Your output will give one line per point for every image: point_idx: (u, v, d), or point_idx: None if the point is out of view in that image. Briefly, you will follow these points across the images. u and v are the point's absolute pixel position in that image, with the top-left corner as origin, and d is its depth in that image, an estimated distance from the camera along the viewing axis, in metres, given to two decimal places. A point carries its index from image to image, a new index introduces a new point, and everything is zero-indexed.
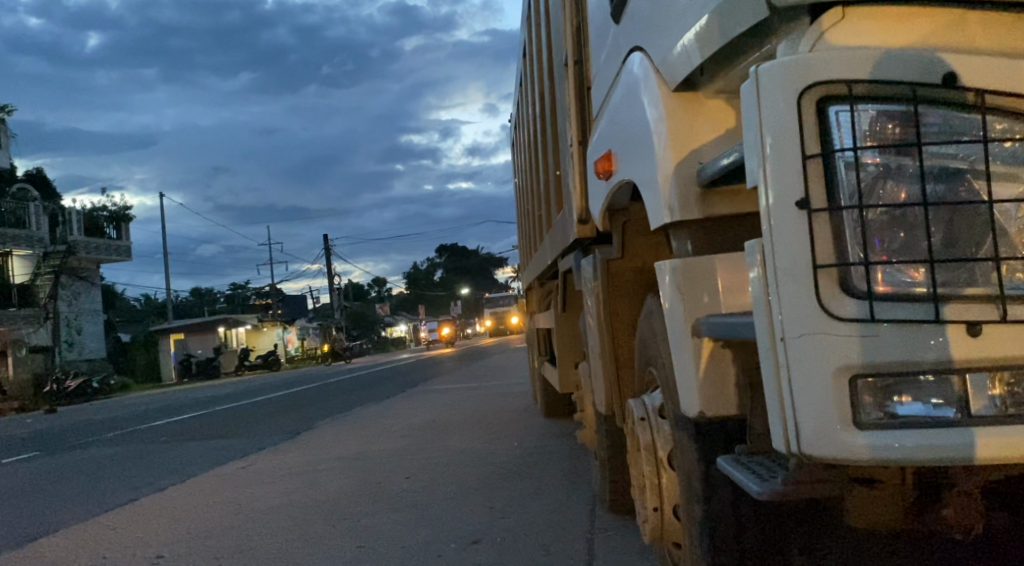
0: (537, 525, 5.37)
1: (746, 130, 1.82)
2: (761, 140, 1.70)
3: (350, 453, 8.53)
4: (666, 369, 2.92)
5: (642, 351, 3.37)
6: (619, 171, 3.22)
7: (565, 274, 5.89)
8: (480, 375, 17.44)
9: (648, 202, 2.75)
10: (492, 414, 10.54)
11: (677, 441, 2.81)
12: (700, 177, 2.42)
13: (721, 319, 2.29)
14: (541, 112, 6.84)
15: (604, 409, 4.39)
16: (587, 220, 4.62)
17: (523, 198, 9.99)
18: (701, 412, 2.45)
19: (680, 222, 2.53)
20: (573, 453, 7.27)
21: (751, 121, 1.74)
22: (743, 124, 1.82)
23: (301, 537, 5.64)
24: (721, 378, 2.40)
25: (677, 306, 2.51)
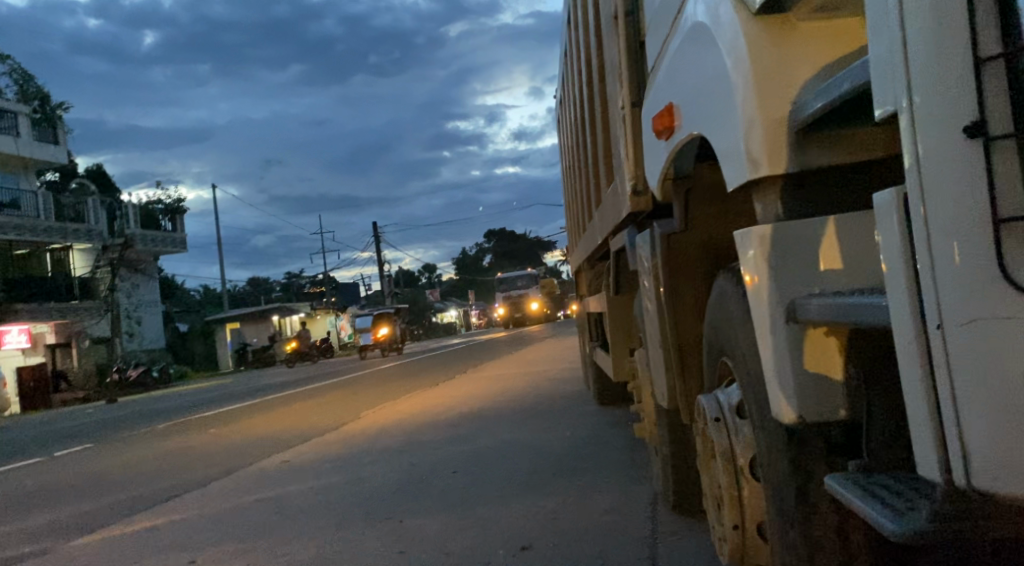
0: (592, 528, 4.92)
1: (879, 47, 1.38)
2: (908, 53, 1.27)
3: (397, 446, 8.18)
4: (746, 362, 2.43)
5: (713, 338, 2.88)
6: (684, 127, 2.70)
7: (617, 254, 5.37)
8: (533, 360, 17.10)
9: (725, 159, 2.22)
10: (543, 402, 10.04)
11: (763, 451, 2.32)
12: (796, 118, 1.91)
13: (831, 301, 1.79)
14: (587, 81, 6.32)
15: (666, 403, 3.90)
16: (642, 191, 4.11)
17: (571, 177, 9.50)
18: (800, 418, 1.95)
19: (769, 178, 2.01)
20: (630, 446, 6.79)
21: (892, 30, 1.30)
22: (874, 40, 1.38)
23: (341, 540, 5.26)
24: (824, 375, 1.91)
25: (765, 282, 2.01)
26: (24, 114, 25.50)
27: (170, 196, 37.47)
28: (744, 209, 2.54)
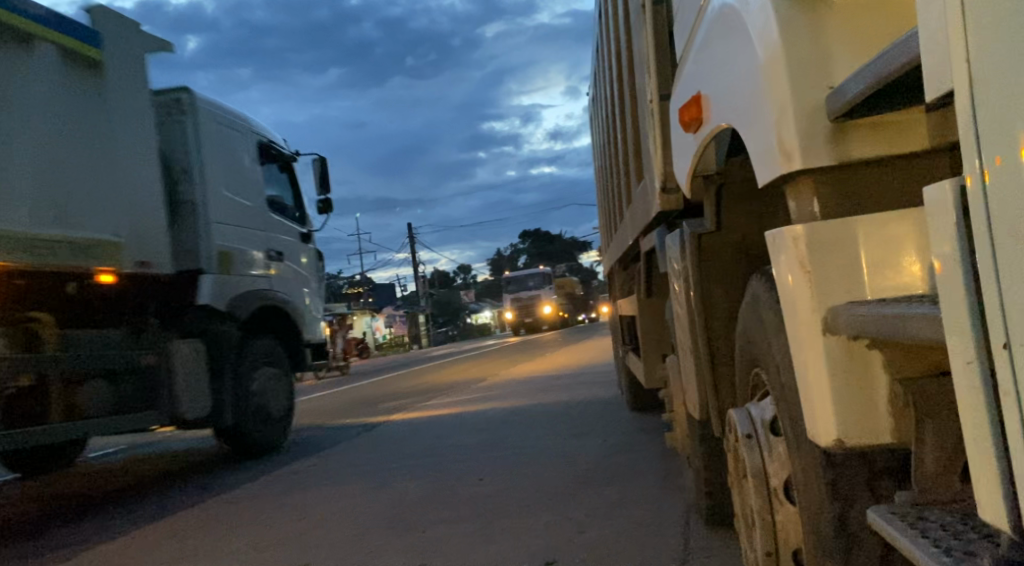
0: (621, 543, 4.69)
1: (927, 22, 1.19)
2: (972, 23, 1.08)
3: (425, 450, 8.03)
4: (780, 374, 2.23)
5: (746, 348, 2.68)
6: (712, 119, 2.50)
7: (648, 256, 5.16)
8: (567, 362, 16.82)
9: (755, 152, 2.02)
10: (576, 407, 9.81)
11: (800, 472, 2.12)
12: (831, 103, 1.70)
13: (875, 310, 1.58)
14: (618, 78, 6.14)
15: (698, 414, 3.70)
16: (671, 188, 3.91)
17: (603, 175, 9.28)
18: (839, 441, 1.73)
19: (801, 172, 1.80)
20: (663, 455, 6.57)
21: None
22: (923, 12, 1.20)
23: (362, 548, 5.12)
24: (865, 394, 1.70)
25: (798, 286, 1.79)
26: None
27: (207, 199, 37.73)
28: (776, 205, 2.35)
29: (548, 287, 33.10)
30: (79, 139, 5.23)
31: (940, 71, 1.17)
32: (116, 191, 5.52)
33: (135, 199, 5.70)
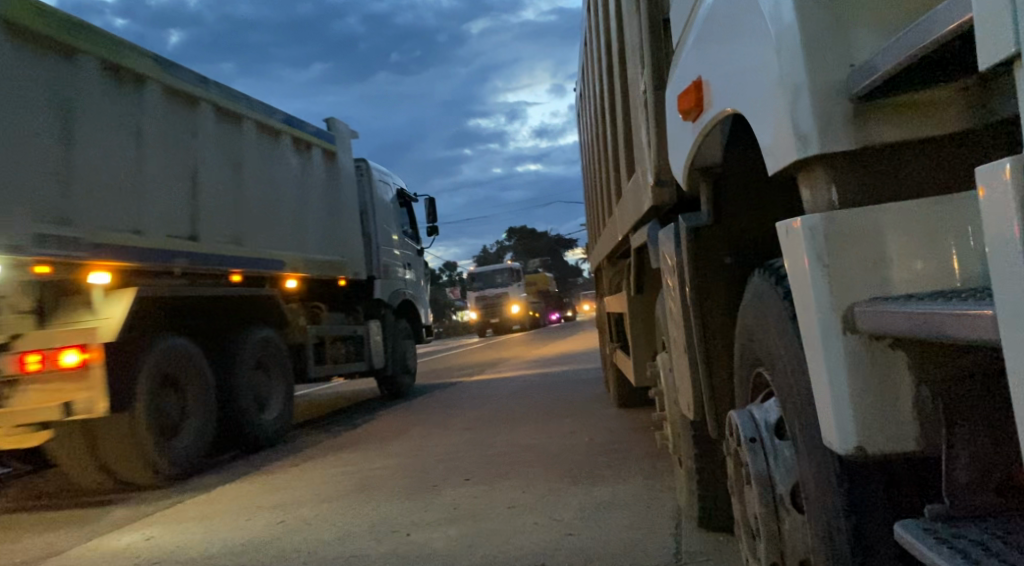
0: (611, 548, 4.55)
1: None
2: None
3: (409, 449, 7.88)
4: (788, 376, 2.09)
5: (747, 345, 2.55)
6: (715, 104, 2.36)
7: (638, 251, 5.02)
8: (551, 359, 16.70)
9: (764, 137, 1.87)
10: (561, 405, 9.67)
11: (810, 480, 1.99)
12: (854, 81, 1.57)
13: (905, 306, 1.45)
14: (607, 70, 5.98)
15: (692, 414, 3.56)
16: (664, 182, 3.77)
17: (590, 170, 9.14)
18: (859, 448, 1.60)
19: (819, 158, 1.66)
20: (651, 455, 6.46)
21: None
22: None
23: (345, 552, 4.96)
24: (888, 398, 1.56)
25: (814, 282, 1.65)
26: None
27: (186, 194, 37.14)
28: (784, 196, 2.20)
29: (515, 284, 31.78)
30: (264, 197, 8.00)
31: (1008, 30, 1.04)
32: (285, 230, 8.36)
33: (289, 227, 8.44)
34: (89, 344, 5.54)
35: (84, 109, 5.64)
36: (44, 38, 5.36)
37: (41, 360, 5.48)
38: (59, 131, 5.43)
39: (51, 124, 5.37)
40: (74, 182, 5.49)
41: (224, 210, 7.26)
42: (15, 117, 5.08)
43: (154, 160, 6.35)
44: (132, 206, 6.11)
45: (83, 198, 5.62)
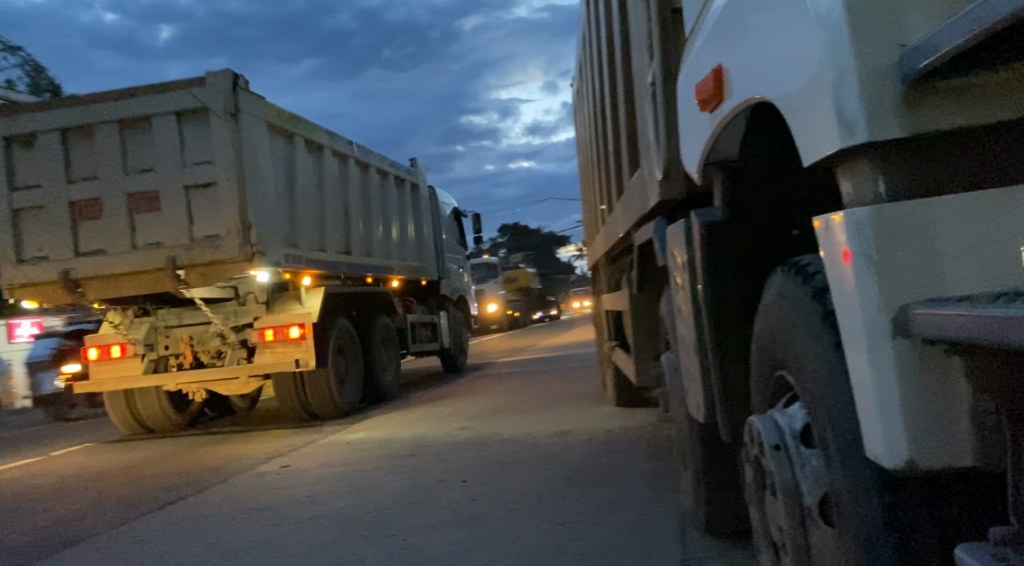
0: (615, 553, 4.42)
1: None
2: None
3: (405, 450, 7.76)
4: (819, 383, 1.97)
5: (768, 348, 2.43)
6: (736, 94, 2.23)
7: (642, 249, 4.89)
8: (545, 355, 16.61)
9: (798, 125, 1.75)
10: (558, 403, 9.58)
11: (841, 494, 1.87)
12: (907, 66, 1.45)
13: (964, 309, 1.33)
14: (608, 64, 5.85)
15: (702, 417, 3.40)
16: (672, 177, 3.63)
17: (587, 167, 9.02)
18: (909, 463, 1.48)
19: (863, 149, 1.55)
20: (652, 456, 6.36)
21: None
22: None
23: (342, 557, 4.84)
24: (946, 410, 1.44)
25: (858, 283, 1.54)
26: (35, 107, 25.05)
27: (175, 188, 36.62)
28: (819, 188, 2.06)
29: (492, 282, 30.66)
30: (343, 214, 9.79)
31: None
32: (371, 240, 10.64)
33: (362, 238, 10.29)
34: (306, 323, 8.30)
35: (240, 145, 7.47)
36: (277, 126, 8.20)
37: (273, 334, 8.25)
38: (266, 180, 7.79)
39: (273, 182, 7.99)
40: (279, 213, 8.14)
41: (313, 224, 8.94)
42: (253, 169, 7.53)
43: (274, 181, 8.04)
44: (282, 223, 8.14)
45: (274, 220, 7.88)
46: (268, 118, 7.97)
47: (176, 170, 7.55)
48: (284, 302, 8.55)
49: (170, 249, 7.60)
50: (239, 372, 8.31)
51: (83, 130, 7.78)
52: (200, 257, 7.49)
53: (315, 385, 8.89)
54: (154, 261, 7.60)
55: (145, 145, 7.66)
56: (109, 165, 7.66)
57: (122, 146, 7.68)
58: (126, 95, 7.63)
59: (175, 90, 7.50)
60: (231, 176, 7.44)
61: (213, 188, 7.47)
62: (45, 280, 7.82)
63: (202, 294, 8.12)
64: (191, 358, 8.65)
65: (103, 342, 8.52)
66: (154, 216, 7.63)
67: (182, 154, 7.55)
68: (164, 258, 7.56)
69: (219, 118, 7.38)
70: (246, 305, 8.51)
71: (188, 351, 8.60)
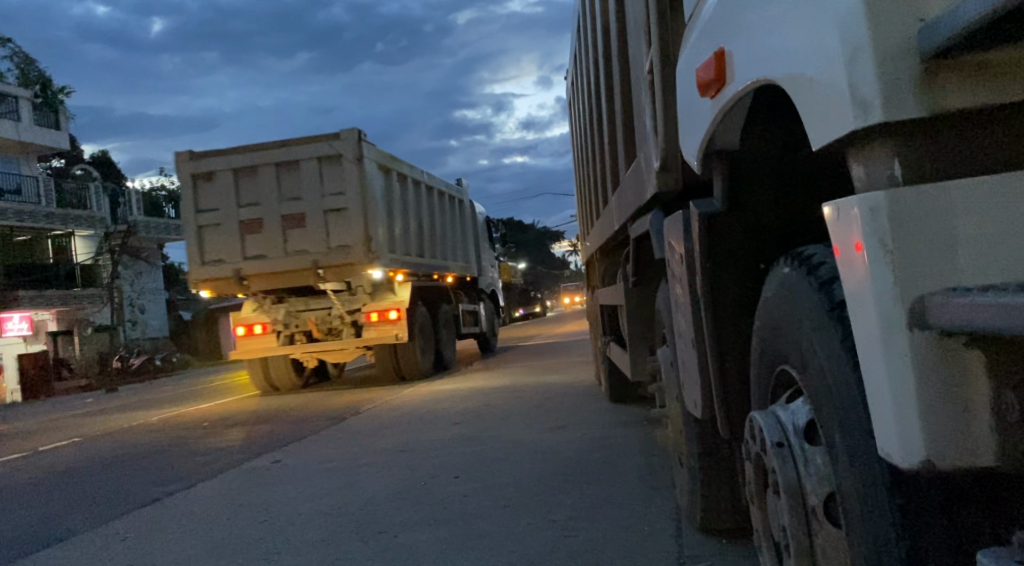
0: (610, 550, 4.34)
1: None
2: None
3: (397, 445, 7.68)
4: (825, 376, 1.89)
5: (769, 341, 2.35)
6: (739, 77, 2.15)
7: (638, 242, 4.80)
8: (538, 349, 16.54)
9: (807, 106, 1.67)
10: (551, 398, 9.51)
11: (849, 492, 1.79)
12: (926, 40, 1.37)
13: (987, 297, 1.25)
14: (603, 54, 5.74)
15: (700, 412, 3.32)
16: (670, 167, 3.55)
17: (581, 160, 8.93)
18: (925, 460, 1.41)
19: (877, 130, 1.46)
20: (646, 451, 6.30)
21: None
22: None
23: (330, 555, 4.75)
24: (962, 406, 1.38)
25: (871, 272, 1.46)
26: (24, 98, 24.80)
27: (167, 182, 36.34)
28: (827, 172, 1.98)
29: None
30: (432, 229, 13.91)
31: None
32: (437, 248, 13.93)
33: (434, 246, 13.80)
34: (401, 308, 11.32)
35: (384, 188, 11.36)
36: (385, 166, 11.48)
37: (377, 316, 11.34)
38: (380, 205, 11.09)
39: (386, 204, 11.45)
40: (387, 227, 11.37)
41: (421, 240, 13.06)
42: (374, 201, 10.84)
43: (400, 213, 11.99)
44: (405, 238, 12.18)
45: (384, 234, 11.10)
46: (379, 163, 11.24)
47: (318, 200, 10.78)
48: (383, 292, 11.54)
49: (313, 255, 10.84)
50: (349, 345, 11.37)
51: (249, 169, 10.99)
52: (335, 260, 10.78)
53: (402, 352, 11.90)
54: (302, 263, 10.84)
55: (294, 181, 10.89)
56: (269, 195, 10.92)
57: (278, 182, 10.97)
58: (280, 146, 10.85)
59: (315, 143, 10.73)
60: (358, 204, 10.65)
61: (345, 212, 10.71)
62: (221, 276, 11.07)
63: (330, 285, 11.25)
64: (315, 333, 11.82)
65: (248, 322, 11.52)
66: (299, 231, 10.88)
67: (322, 187, 10.80)
68: (309, 261, 10.79)
69: (350, 163, 10.64)
70: (355, 294, 11.52)
71: (312, 328, 11.70)
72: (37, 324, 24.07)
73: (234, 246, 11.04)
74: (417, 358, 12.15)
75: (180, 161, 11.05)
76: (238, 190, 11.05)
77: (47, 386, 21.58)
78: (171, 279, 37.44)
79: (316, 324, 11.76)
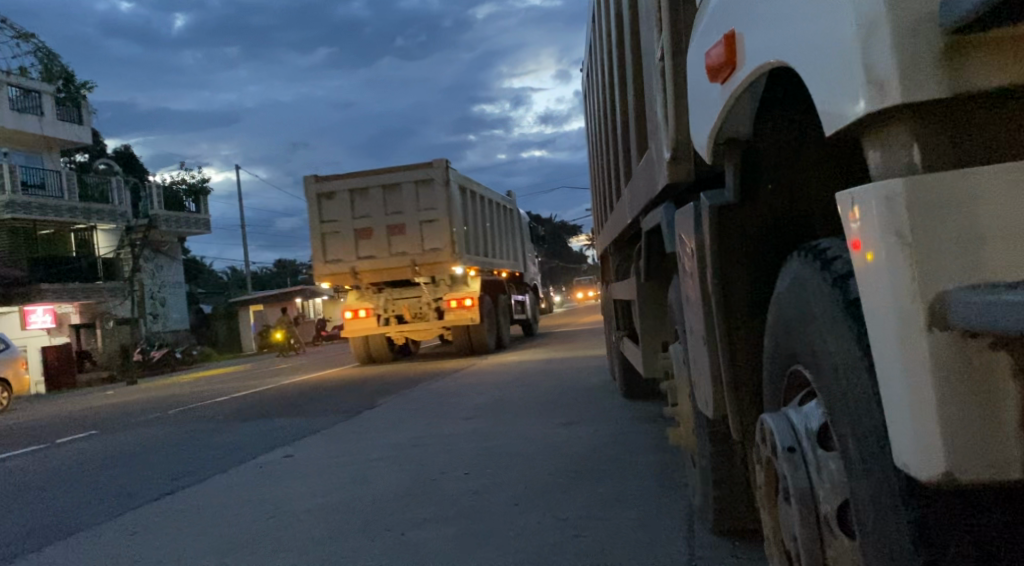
0: (620, 550, 4.24)
1: None
2: None
3: (410, 439, 7.61)
4: (839, 379, 1.78)
5: (781, 339, 2.23)
6: (749, 61, 2.03)
7: (650, 235, 4.67)
8: (556, 343, 16.42)
9: (820, 89, 1.56)
10: (565, 392, 9.41)
11: (862, 502, 1.68)
12: (949, 15, 1.25)
13: (1013, 299, 1.14)
14: (617, 43, 5.60)
15: (712, 412, 3.20)
16: (681, 157, 3.43)
17: (596, 151, 8.80)
18: (945, 475, 1.30)
19: (894, 113, 1.35)
20: (661, 450, 6.18)
21: None
22: None
23: (335, 552, 4.68)
24: (984, 414, 1.27)
25: (889, 269, 1.34)
26: (46, 94, 24.94)
27: (189, 176, 36.48)
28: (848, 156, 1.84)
29: None
30: (491, 233, 16.91)
31: None
32: (491, 248, 16.59)
33: (495, 248, 17.06)
34: (473, 297, 14.27)
35: (469, 206, 15.16)
36: (469, 187, 15.14)
37: (455, 304, 14.31)
38: (462, 217, 14.50)
39: (467, 217, 14.90)
40: (467, 234, 14.73)
41: (491, 241, 16.80)
42: (457, 212, 14.06)
43: (480, 223, 15.90)
44: (483, 241, 16.06)
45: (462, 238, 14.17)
46: (457, 182, 14.34)
47: (414, 213, 13.94)
48: (460, 284, 14.52)
49: (410, 256, 13.98)
50: (434, 326, 14.46)
51: (362, 190, 14.10)
52: (428, 259, 13.91)
53: (475, 331, 15.07)
54: (402, 262, 14.02)
55: (395, 198, 14.00)
56: (377, 210, 14.00)
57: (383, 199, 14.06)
58: (383, 172, 14.03)
59: (412, 169, 14.00)
60: (446, 217, 13.85)
61: (435, 222, 13.89)
62: (341, 273, 14.10)
63: (421, 279, 14.37)
64: (406, 316, 14.64)
65: (353, 307, 14.40)
66: (400, 237, 14.00)
67: (417, 204, 13.95)
68: (407, 261, 13.98)
69: (439, 185, 13.85)
70: (439, 284, 14.50)
71: (404, 312, 14.54)
72: (61, 317, 24.33)
73: (348, 248, 14.09)
74: (487, 336, 15.20)
75: (309, 184, 14.12)
76: (353, 205, 14.12)
77: (69, 376, 22.23)
78: (192, 273, 37.67)
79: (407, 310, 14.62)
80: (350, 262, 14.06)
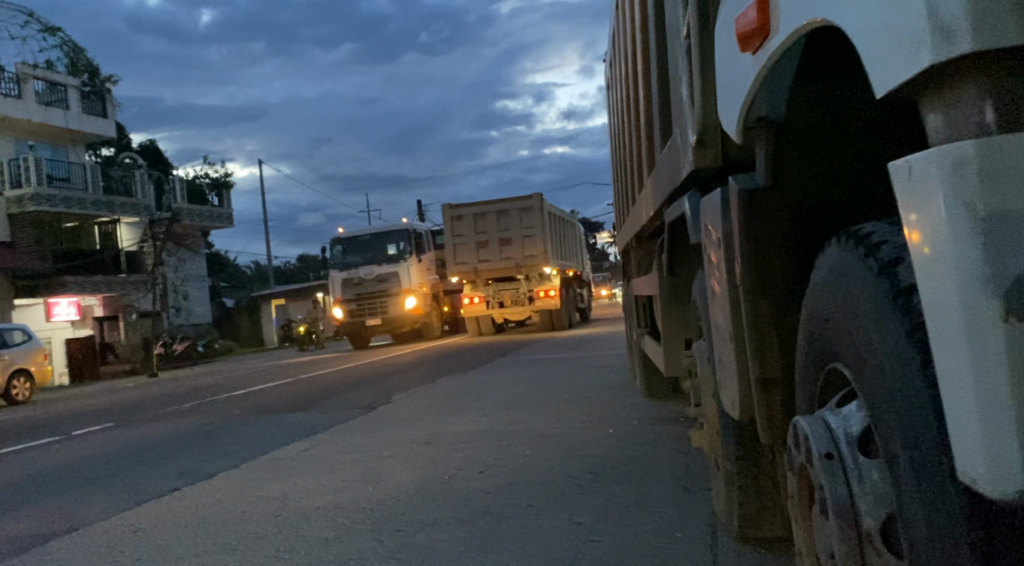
0: (640, 557, 4.05)
1: None
2: None
3: (426, 437, 7.44)
4: (885, 378, 1.58)
5: (816, 334, 2.03)
6: (784, 25, 1.83)
7: (672, 227, 4.46)
8: (579, 338, 16.23)
9: (870, 47, 1.35)
10: (586, 391, 9.23)
11: (912, 518, 1.49)
12: None
13: None
14: (641, 29, 5.39)
15: (737, 413, 3.00)
16: (707, 143, 3.21)
17: (619, 145, 8.61)
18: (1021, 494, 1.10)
19: (965, 63, 1.14)
20: (682, 451, 5.99)
21: None
22: None
23: (343, 553, 4.50)
24: None
25: (958, 248, 1.14)
26: (73, 87, 25.04)
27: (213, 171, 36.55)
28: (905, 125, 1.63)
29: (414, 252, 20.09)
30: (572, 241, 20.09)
31: None
32: (570, 253, 19.64)
33: (573, 253, 20.15)
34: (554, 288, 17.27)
35: (556, 224, 18.23)
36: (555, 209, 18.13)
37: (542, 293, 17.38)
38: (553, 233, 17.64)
39: (555, 233, 17.99)
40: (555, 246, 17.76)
41: (572, 248, 19.96)
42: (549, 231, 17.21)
43: (565, 236, 19.02)
44: (566, 248, 19.14)
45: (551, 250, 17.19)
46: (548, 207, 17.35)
47: (518, 231, 17.19)
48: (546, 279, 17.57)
49: (515, 260, 17.24)
50: (525, 308, 17.47)
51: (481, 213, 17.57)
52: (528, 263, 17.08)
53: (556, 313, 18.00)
54: (506, 265, 17.30)
55: (504, 220, 17.34)
56: (491, 229, 17.46)
57: (496, 220, 17.47)
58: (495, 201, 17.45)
59: (518, 199, 17.29)
60: (541, 233, 17.02)
61: (531, 236, 17.12)
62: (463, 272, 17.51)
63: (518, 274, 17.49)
64: (507, 303, 17.66)
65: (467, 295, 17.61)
66: (508, 247, 17.32)
67: (521, 225, 17.25)
68: (511, 264, 17.20)
69: (537, 211, 17.13)
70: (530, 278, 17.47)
71: (505, 299, 17.58)
72: (85, 310, 24.63)
73: (470, 254, 17.51)
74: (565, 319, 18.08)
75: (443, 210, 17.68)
76: (475, 225, 17.57)
77: (93, 367, 22.35)
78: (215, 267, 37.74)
79: (508, 298, 17.59)
80: (471, 263, 17.48)
